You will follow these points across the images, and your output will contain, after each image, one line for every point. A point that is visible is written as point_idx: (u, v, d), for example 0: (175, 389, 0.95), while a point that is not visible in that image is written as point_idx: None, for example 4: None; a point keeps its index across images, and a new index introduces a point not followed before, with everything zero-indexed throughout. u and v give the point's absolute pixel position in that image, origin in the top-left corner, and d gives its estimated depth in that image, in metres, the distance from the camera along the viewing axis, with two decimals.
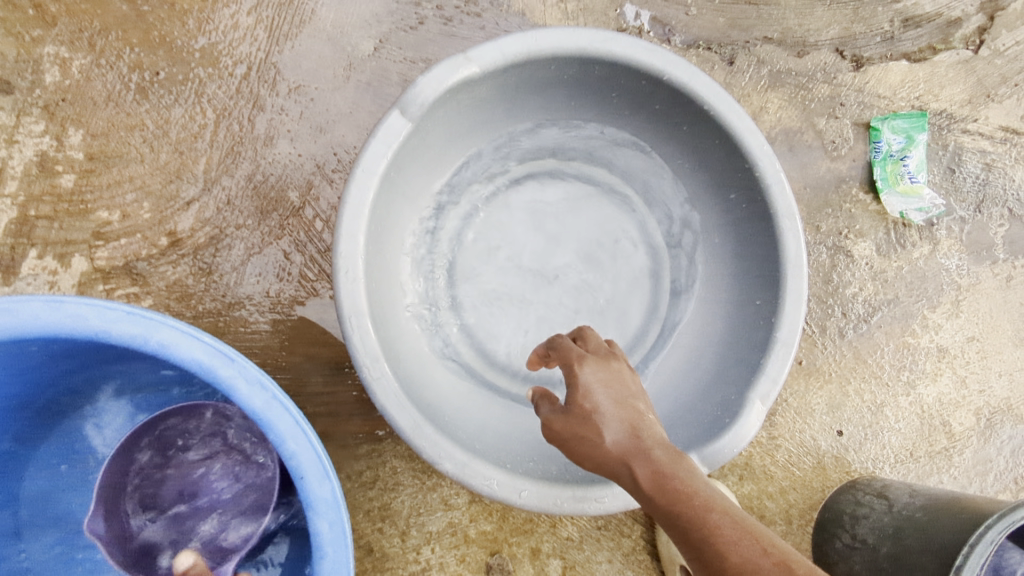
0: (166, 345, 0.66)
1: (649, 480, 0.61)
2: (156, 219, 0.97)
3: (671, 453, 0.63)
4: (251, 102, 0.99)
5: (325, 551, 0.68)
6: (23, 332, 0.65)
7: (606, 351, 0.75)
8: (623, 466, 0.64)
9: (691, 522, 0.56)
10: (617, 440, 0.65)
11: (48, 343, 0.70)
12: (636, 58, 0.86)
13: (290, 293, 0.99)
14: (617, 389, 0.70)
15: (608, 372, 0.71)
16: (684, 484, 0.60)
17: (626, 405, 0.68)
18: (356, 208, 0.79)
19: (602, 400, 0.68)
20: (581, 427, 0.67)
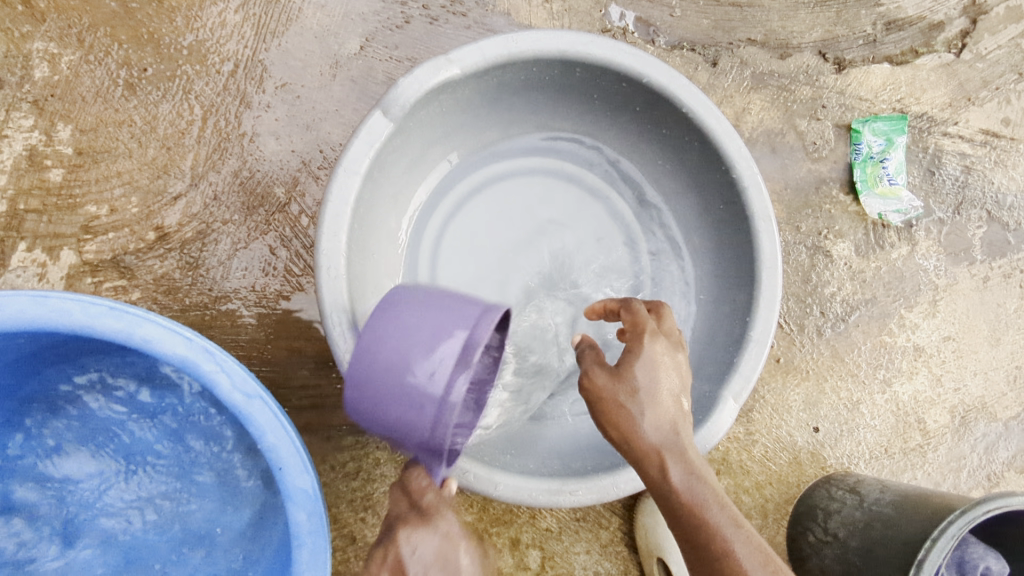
0: (149, 340, 0.68)
1: (678, 479, 0.67)
2: (144, 213, 0.98)
3: (700, 460, 0.69)
4: (238, 99, 1.01)
5: (304, 540, 0.71)
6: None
7: (676, 336, 0.76)
8: (656, 458, 0.68)
9: (709, 533, 0.64)
10: (657, 426, 0.69)
11: (19, 336, 0.71)
12: (616, 61, 0.88)
13: (276, 288, 1.01)
14: (675, 373, 0.72)
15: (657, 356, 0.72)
16: (711, 495, 0.66)
17: (676, 392, 0.72)
18: (338, 205, 0.81)
19: (660, 379, 0.71)
20: (626, 400, 0.70)
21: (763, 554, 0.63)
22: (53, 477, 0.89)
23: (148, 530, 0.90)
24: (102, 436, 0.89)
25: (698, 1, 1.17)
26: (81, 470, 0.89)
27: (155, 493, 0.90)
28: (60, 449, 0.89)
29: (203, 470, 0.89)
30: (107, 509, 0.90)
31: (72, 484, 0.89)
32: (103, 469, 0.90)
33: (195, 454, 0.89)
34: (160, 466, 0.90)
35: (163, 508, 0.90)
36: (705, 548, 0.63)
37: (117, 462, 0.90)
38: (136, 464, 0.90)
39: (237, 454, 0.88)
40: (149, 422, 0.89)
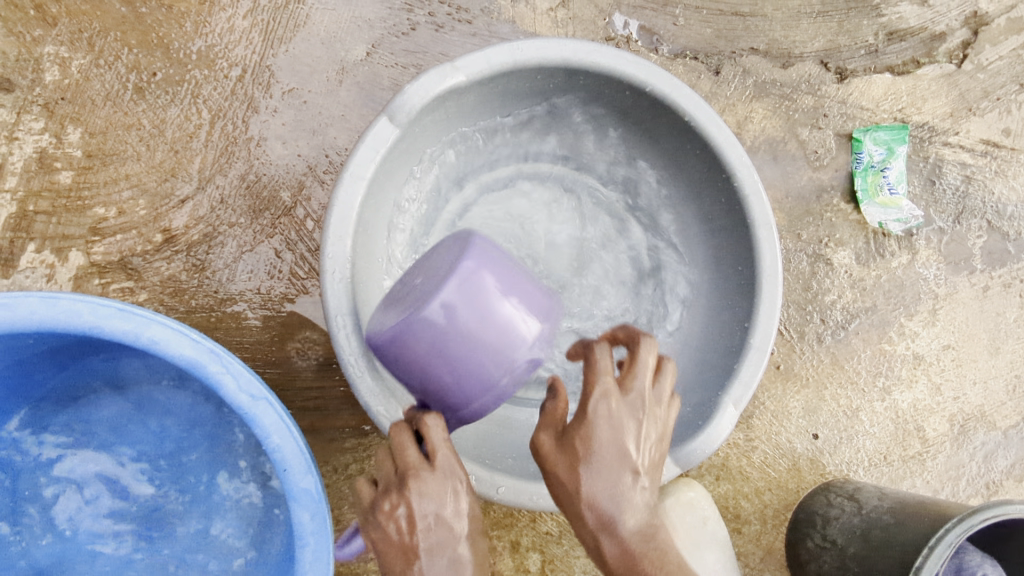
0: (156, 342, 0.69)
1: (615, 560, 0.67)
2: (152, 216, 0.99)
3: (643, 532, 0.68)
4: (246, 103, 1.02)
5: (307, 541, 0.72)
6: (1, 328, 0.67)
7: (636, 395, 0.72)
8: (594, 532, 0.68)
9: None
10: (596, 506, 0.68)
11: (24, 337, 0.71)
12: (620, 69, 0.90)
13: (281, 290, 1.02)
14: (624, 444, 0.70)
15: (603, 429, 0.70)
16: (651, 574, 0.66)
17: (621, 464, 0.69)
18: (344, 210, 0.83)
19: (603, 452, 0.69)
20: (565, 473, 0.70)
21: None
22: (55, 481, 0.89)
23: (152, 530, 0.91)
24: (106, 436, 0.90)
25: (701, 10, 1.18)
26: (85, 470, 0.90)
27: (157, 496, 0.91)
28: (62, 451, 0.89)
29: (206, 470, 0.90)
30: (110, 512, 0.91)
31: (74, 485, 0.90)
32: (104, 471, 0.90)
33: (199, 455, 0.90)
34: (163, 466, 0.91)
35: (165, 509, 0.91)
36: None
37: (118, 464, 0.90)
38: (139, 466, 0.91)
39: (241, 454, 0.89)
40: (153, 421, 0.90)
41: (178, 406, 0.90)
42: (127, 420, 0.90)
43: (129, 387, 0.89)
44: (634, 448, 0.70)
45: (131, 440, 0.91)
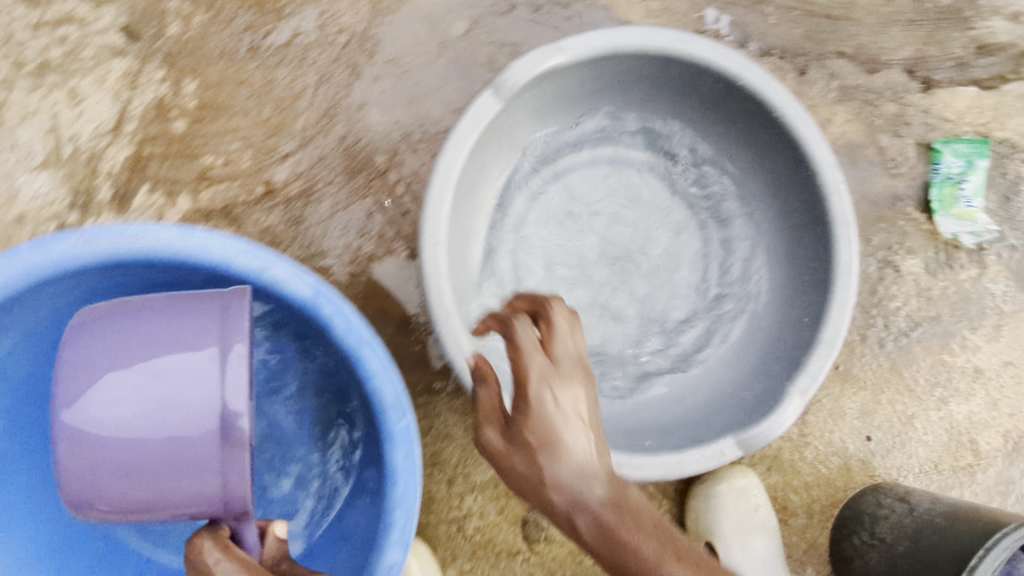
0: (278, 281, 0.75)
1: (593, 536, 0.67)
2: (255, 168, 1.05)
3: (618, 493, 0.70)
4: (350, 69, 1.07)
5: (398, 478, 0.78)
6: (133, 254, 0.72)
7: (571, 359, 0.76)
8: (567, 514, 0.69)
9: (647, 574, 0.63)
10: (563, 482, 0.70)
11: (147, 269, 0.76)
12: (715, 62, 0.93)
13: (369, 250, 1.07)
14: (575, 420, 0.73)
15: (553, 407, 0.73)
16: (633, 541, 0.66)
17: (580, 435, 0.72)
18: (445, 173, 0.88)
19: (555, 431, 0.71)
20: (521, 464, 0.72)
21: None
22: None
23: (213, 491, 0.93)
24: None
25: (792, 11, 1.20)
26: None
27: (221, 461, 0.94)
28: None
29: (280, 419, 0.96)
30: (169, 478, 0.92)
31: None
32: None
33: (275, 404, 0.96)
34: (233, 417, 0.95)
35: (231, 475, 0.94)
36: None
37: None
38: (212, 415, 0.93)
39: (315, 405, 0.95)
40: None
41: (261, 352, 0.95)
42: None
43: None
44: (589, 416, 0.75)
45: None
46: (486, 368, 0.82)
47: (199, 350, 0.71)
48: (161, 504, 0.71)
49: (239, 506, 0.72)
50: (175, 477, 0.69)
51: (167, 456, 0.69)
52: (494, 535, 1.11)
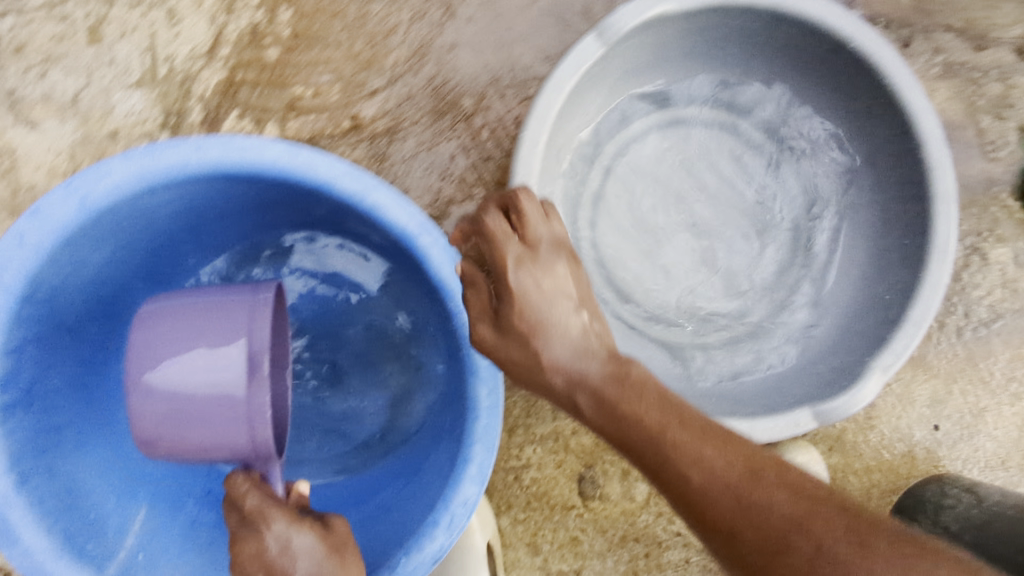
0: (377, 206, 0.74)
1: (594, 411, 0.71)
2: (343, 102, 1.04)
3: (617, 375, 0.72)
4: (444, 9, 1.06)
5: (479, 415, 0.78)
6: (240, 168, 0.72)
7: (549, 245, 0.75)
8: (569, 396, 0.73)
9: (650, 438, 0.68)
10: (562, 364, 0.72)
11: (247, 186, 0.76)
12: (827, 22, 0.90)
13: (449, 193, 1.07)
14: (560, 298, 0.73)
15: (541, 287, 0.73)
16: (631, 417, 0.69)
17: (570, 317, 0.73)
18: (542, 115, 0.88)
19: (544, 316, 0.72)
20: (518, 353, 0.73)
21: (712, 444, 0.67)
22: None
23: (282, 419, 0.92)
24: None
25: None
26: None
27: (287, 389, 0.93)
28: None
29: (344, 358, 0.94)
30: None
31: None
32: None
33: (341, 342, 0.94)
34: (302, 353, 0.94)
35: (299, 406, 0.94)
36: (645, 466, 0.68)
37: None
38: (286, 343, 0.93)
39: (384, 344, 0.93)
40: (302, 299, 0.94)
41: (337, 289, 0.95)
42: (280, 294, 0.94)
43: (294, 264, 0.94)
44: (575, 292, 0.75)
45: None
46: (473, 270, 0.76)
47: (229, 311, 0.80)
48: (199, 448, 0.77)
49: (263, 444, 0.77)
50: (210, 420, 0.76)
51: (201, 399, 0.75)
52: (550, 488, 1.13)
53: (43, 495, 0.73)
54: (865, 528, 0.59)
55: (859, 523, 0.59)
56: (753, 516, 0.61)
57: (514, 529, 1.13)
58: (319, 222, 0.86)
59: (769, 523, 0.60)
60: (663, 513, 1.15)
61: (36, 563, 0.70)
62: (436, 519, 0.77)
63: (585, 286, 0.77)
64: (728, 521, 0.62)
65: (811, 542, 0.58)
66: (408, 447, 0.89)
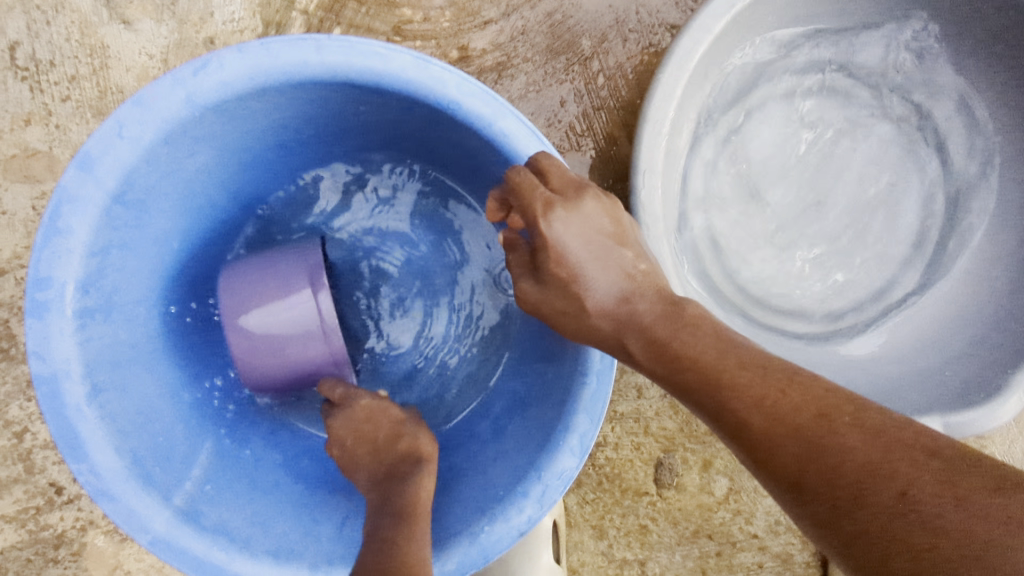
0: (506, 135, 0.66)
1: (645, 353, 0.64)
2: (454, 30, 0.96)
3: (669, 316, 0.64)
4: None
5: (589, 379, 0.69)
6: (362, 76, 0.65)
7: (574, 187, 0.65)
8: (615, 339, 0.65)
9: (705, 386, 0.59)
10: (606, 307, 0.66)
11: (361, 99, 0.69)
12: None
13: (554, 141, 0.98)
14: (597, 250, 0.66)
15: (579, 242, 0.65)
16: (685, 361, 0.61)
17: (612, 264, 0.66)
18: (684, 56, 0.79)
19: (582, 264, 0.65)
20: (562, 302, 0.67)
21: (776, 385, 0.57)
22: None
23: (357, 362, 0.87)
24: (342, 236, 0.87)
25: None
26: None
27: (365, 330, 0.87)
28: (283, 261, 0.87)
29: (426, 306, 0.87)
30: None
31: None
32: None
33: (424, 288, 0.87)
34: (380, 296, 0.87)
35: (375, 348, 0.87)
36: (706, 413, 0.60)
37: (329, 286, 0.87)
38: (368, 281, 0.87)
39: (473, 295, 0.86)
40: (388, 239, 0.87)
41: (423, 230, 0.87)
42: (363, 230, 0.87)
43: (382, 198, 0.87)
44: (610, 229, 0.67)
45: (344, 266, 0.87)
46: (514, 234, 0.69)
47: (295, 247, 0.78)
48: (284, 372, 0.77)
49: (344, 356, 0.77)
50: (289, 340, 0.75)
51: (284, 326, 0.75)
52: (624, 471, 1.04)
53: (116, 412, 0.67)
54: (956, 473, 0.49)
55: (948, 463, 0.50)
56: (828, 457, 0.52)
57: (580, 510, 1.05)
58: (422, 148, 0.78)
59: (842, 472, 0.51)
60: (741, 512, 1.05)
61: (104, 483, 0.64)
62: (526, 489, 0.69)
63: (624, 223, 0.68)
64: (795, 469, 0.54)
65: (897, 488, 0.49)
66: (494, 412, 0.82)
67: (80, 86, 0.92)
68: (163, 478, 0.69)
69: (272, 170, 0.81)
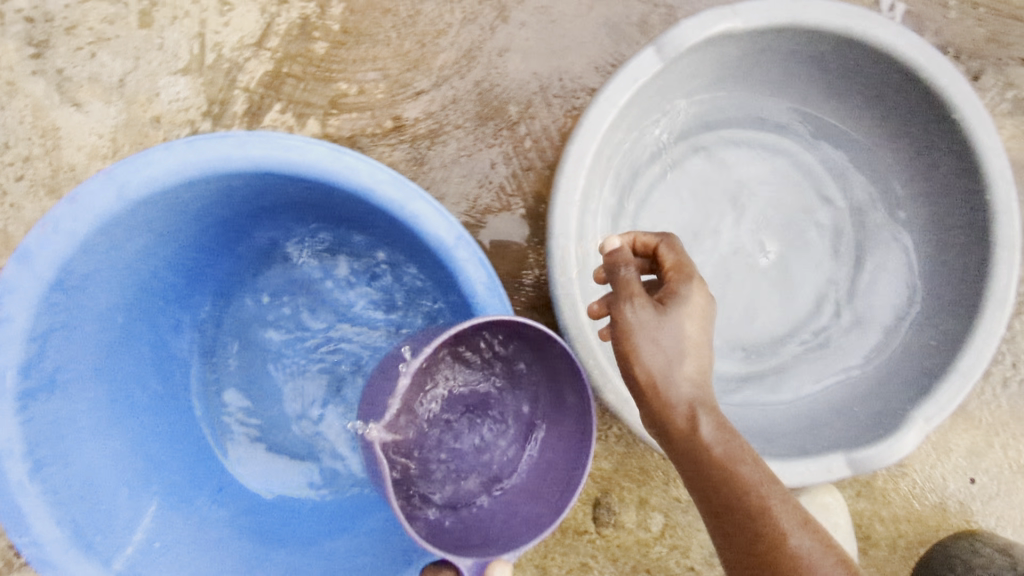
0: (417, 217, 0.72)
1: (709, 430, 0.67)
2: (387, 101, 1.02)
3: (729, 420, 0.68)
4: (497, 11, 1.03)
5: None
6: (281, 168, 0.71)
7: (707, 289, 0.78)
8: (687, 408, 0.68)
9: (746, 478, 0.64)
10: (688, 382, 0.69)
11: (285, 184, 0.75)
12: (894, 47, 0.87)
13: (486, 202, 1.04)
14: (699, 317, 0.71)
15: (685, 298, 0.72)
16: (747, 460, 0.65)
17: (703, 342, 0.71)
18: (591, 130, 0.85)
19: (701, 331, 0.71)
20: (668, 350, 0.69)
21: (797, 514, 0.63)
22: (220, 357, 0.93)
23: (293, 421, 0.91)
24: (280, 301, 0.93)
25: (976, 8, 1.09)
26: (235, 340, 0.93)
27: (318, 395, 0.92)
28: (227, 333, 0.93)
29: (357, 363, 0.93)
30: (263, 407, 0.92)
31: (220, 361, 0.93)
32: (255, 359, 0.92)
33: (351, 348, 0.92)
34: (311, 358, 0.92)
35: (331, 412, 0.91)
36: (737, 509, 0.63)
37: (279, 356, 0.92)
38: (304, 341, 0.92)
39: None
40: (324, 304, 0.93)
41: (359, 292, 0.93)
42: (302, 294, 0.93)
43: (319, 264, 0.93)
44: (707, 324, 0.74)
45: (293, 338, 0.92)
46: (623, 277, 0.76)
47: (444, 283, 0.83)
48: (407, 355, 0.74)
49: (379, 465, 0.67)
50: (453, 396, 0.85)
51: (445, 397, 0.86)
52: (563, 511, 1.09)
53: (58, 484, 0.72)
54: None
55: None
56: None
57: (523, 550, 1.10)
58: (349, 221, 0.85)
59: None
60: (676, 546, 1.11)
61: (46, 554, 0.69)
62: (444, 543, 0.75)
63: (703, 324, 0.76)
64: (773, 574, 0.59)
65: None
66: None
67: (33, 166, 0.98)
68: (104, 546, 0.74)
69: (213, 244, 0.87)
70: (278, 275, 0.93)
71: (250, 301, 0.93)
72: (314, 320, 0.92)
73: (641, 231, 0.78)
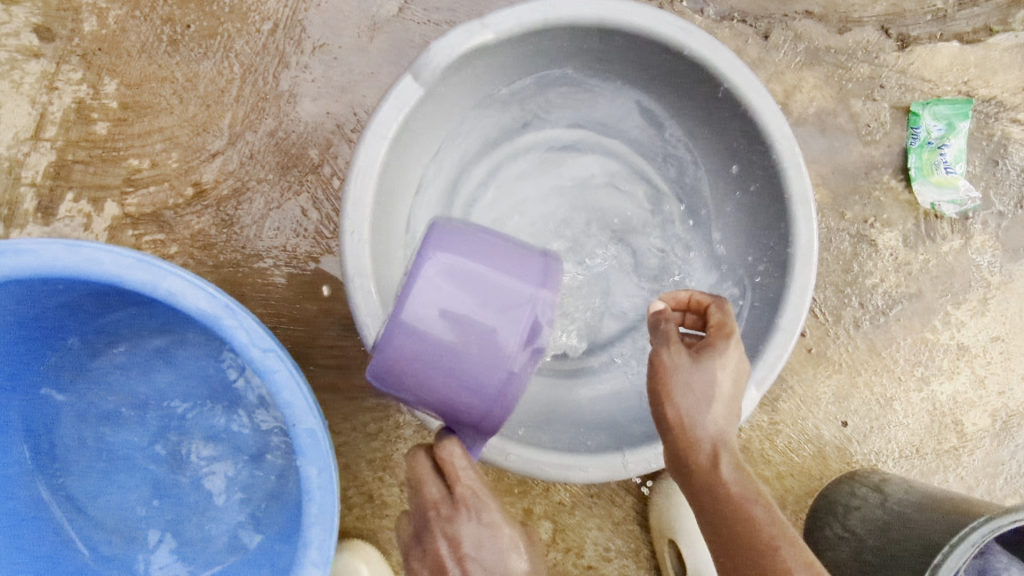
0: (174, 293, 0.70)
1: (727, 465, 0.68)
2: (183, 169, 1.01)
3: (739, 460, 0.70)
4: (277, 58, 1.01)
5: (313, 494, 0.74)
6: (26, 274, 0.69)
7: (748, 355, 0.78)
8: (708, 442, 0.69)
9: (753, 514, 0.65)
10: (714, 424, 0.70)
11: (49, 285, 0.74)
12: (657, 30, 0.86)
13: (306, 249, 1.03)
14: (731, 371, 0.72)
15: (718, 351, 0.71)
16: (760, 501, 0.66)
17: (729, 395, 0.71)
18: (365, 169, 0.81)
19: (732, 383, 0.72)
20: (698, 392, 0.70)
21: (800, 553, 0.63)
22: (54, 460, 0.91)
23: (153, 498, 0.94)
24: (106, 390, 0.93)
25: None
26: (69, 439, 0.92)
27: (175, 477, 0.94)
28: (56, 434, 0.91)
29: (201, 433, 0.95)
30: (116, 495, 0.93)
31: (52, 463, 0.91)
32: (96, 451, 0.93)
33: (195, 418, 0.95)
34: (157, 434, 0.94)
35: (187, 486, 0.94)
36: (746, 542, 0.64)
37: (127, 442, 0.94)
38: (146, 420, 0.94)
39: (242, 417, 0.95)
40: (154, 382, 0.94)
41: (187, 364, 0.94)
42: (129, 377, 0.94)
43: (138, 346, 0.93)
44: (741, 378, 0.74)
45: (134, 425, 0.94)
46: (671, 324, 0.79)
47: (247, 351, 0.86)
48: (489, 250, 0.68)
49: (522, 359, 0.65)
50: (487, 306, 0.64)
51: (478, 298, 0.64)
52: None
53: None
54: None
55: None
56: None
57: None
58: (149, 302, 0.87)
59: None
60: (570, 549, 1.11)
61: None
62: None
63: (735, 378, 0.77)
64: None
65: None
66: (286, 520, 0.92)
67: None
68: None
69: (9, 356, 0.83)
70: (104, 365, 0.93)
71: (74, 394, 0.92)
72: (149, 399, 0.94)
73: (697, 290, 0.80)
